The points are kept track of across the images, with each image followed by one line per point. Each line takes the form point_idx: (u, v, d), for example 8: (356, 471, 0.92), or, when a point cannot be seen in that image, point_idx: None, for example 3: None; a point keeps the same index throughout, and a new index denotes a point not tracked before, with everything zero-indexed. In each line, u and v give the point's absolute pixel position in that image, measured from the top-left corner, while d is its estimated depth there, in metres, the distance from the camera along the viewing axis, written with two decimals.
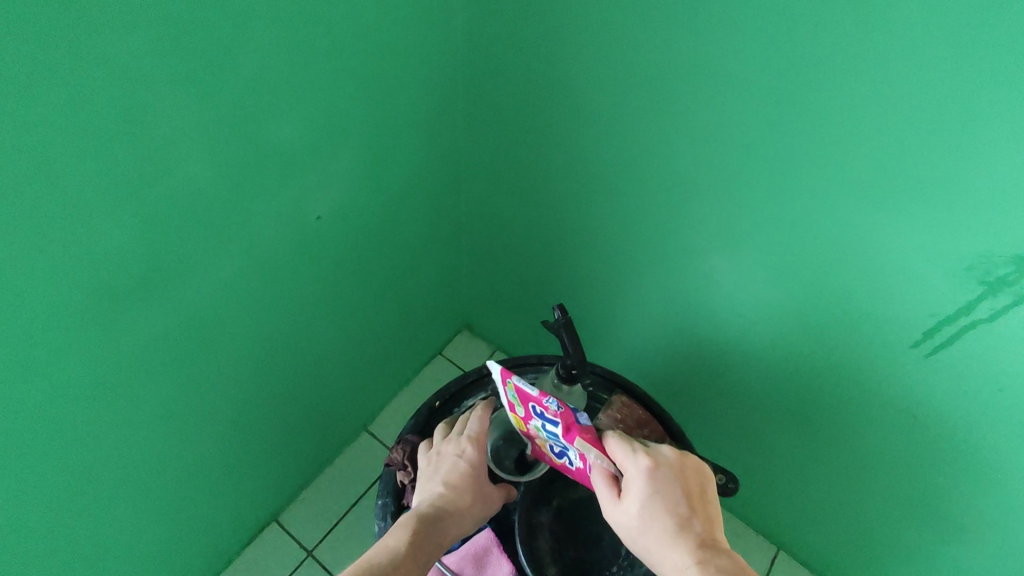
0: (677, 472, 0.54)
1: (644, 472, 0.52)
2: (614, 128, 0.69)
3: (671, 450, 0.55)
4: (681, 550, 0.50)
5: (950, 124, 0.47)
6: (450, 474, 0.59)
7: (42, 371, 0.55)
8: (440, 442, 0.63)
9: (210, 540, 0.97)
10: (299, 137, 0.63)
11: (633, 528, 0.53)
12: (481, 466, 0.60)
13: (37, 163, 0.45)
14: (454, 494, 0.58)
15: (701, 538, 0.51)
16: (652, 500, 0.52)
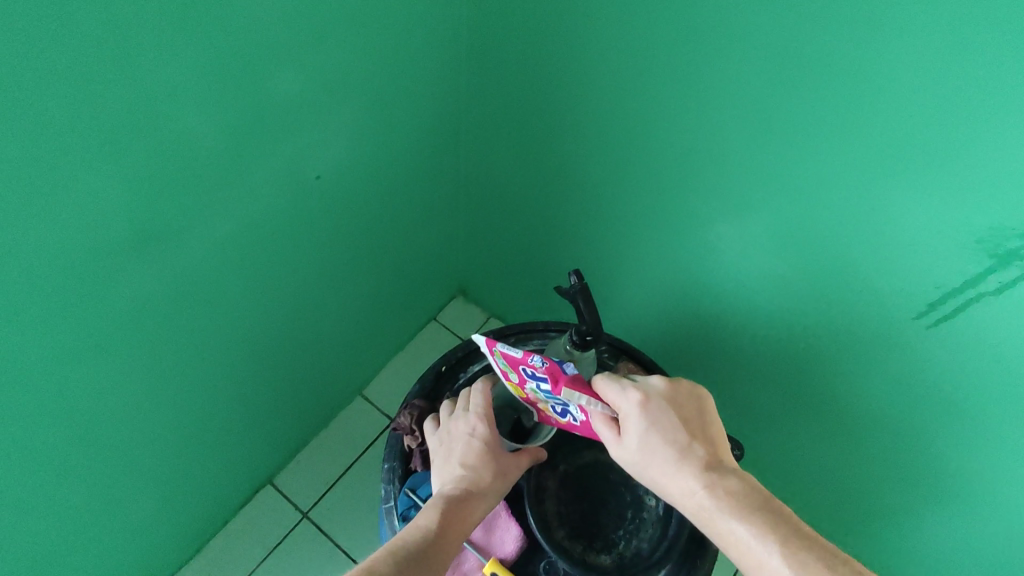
0: (672, 400, 0.55)
1: (637, 405, 0.53)
2: (626, 90, 0.66)
3: (661, 379, 0.56)
4: (688, 475, 0.52)
5: (982, 92, 0.46)
6: (467, 453, 0.59)
7: (32, 332, 0.53)
8: (448, 422, 0.62)
9: (202, 501, 0.96)
10: (299, 91, 0.60)
11: (639, 461, 0.54)
12: (495, 440, 0.60)
13: (21, 112, 0.42)
14: (473, 471, 0.58)
15: (706, 460, 0.53)
16: (650, 432, 0.53)
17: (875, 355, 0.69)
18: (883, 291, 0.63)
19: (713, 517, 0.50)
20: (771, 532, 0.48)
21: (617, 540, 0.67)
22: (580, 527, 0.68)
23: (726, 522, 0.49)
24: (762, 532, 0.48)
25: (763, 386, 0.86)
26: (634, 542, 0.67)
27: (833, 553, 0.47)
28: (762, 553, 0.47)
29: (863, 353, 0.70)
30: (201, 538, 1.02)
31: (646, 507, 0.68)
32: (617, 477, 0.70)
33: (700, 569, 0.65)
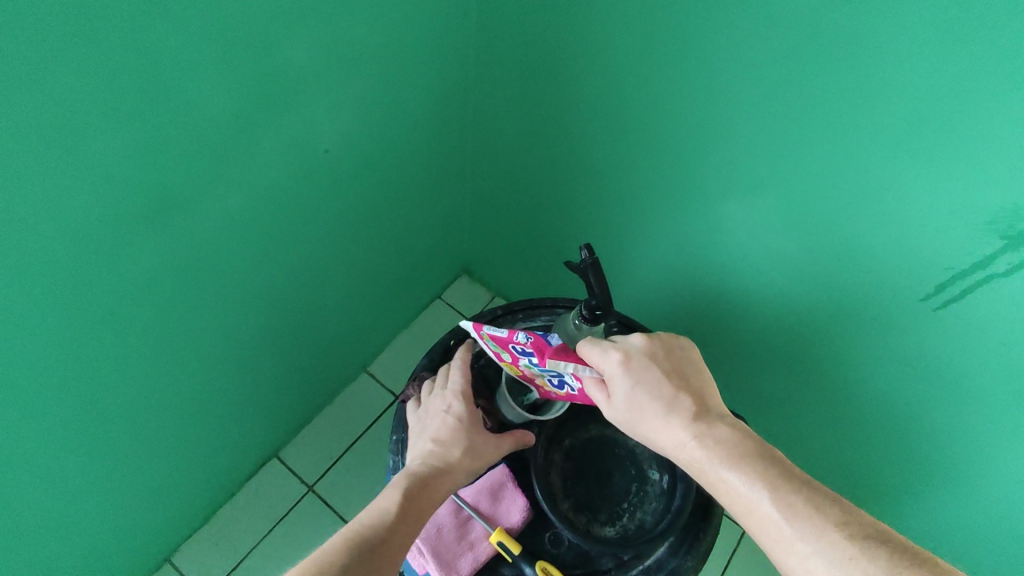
0: (653, 356, 0.56)
1: (619, 365, 0.55)
2: (638, 66, 0.65)
3: (640, 337, 0.57)
4: (677, 426, 0.53)
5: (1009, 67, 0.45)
6: (440, 429, 0.62)
7: (43, 301, 0.54)
8: (427, 400, 0.66)
9: (211, 472, 0.98)
10: (308, 63, 0.60)
11: (630, 419, 0.56)
12: (471, 416, 0.63)
13: (26, 77, 0.42)
14: (447, 446, 0.60)
15: (693, 410, 0.54)
16: (635, 389, 0.54)
17: (881, 337, 0.70)
18: (891, 273, 0.63)
19: (704, 466, 0.51)
20: (759, 476, 0.48)
21: (621, 512, 0.68)
22: (584, 499, 0.69)
23: (716, 471, 0.50)
24: (751, 477, 0.48)
25: (766, 366, 0.87)
26: (638, 515, 0.68)
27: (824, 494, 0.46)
28: (752, 498, 0.47)
29: (870, 334, 0.70)
30: (210, 509, 1.04)
31: (650, 481, 0.70)
32: (622, 451, 0.72)
33: (702, 541, 0.66)
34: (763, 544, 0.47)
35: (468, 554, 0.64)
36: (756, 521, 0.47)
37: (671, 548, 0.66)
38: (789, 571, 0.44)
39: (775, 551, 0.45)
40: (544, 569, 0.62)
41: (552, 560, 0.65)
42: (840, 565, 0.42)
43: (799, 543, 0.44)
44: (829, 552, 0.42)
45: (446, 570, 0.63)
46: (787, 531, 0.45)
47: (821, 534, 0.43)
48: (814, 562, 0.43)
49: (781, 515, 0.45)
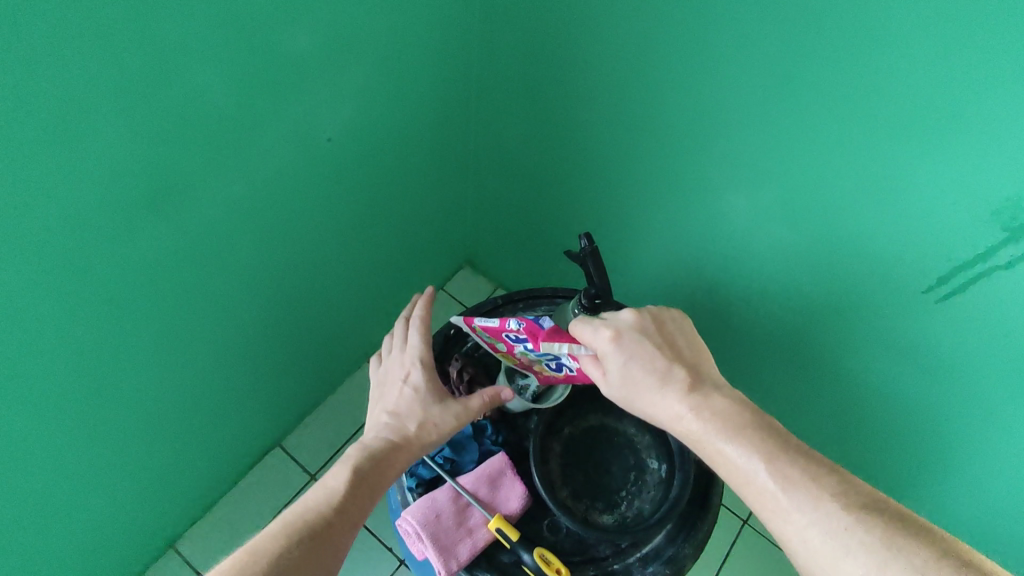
0: (645, 330, 0.57)
1: (610, 342, 0.55)
2: (642, 56, 0.65)
3: (631, 312, 0.57)
4: (671, 398, 0.54)
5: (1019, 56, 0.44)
6: (397, 400, 0.62)
7: (45, 287, 0.54)
8: (388, 365, 0.65)
9: (214, 460, 0.99)
10: (312, 50, 0.60)
11: (626, 393, 0.56)
12: (431, 388, 0.62)
13: (28, 59, 0.41)
14: (404, 419, 0.60)
15: (688, 382, 0.55)
16: (629, 365, 0.55)
17: (882, 328, 0.70)
18: (894, 264, 0.63)
19: (701, 438, 0.52)
20: (756, 447, 0.49)
21: (620, 501, 0.69)
22: (582, 487, 0.70)
23: (714, 442, 0.51)
24: (749, 448, 0.49)
25: (767, 358, 0.87)
26: (636, 503, 0.69)
27: (819, 464, 0.48)
28: (750, 470, 0.48)
29: (870, 325, 0.70)
30: (212, 497, 1.05)
31: (649, 469, 0.71)
32: (621, 440, 0.73)
33: (700, 529, 0.66)
34: (760, 513, 0.48)
35: (467, 540, 0.64)
36: (753, 492, 0.48)
37: (669, 537, 0.66)
38: (786, 539, 0.45)
39: (772, 520, 0.46)
40: (543, 555, 0.62)
41: (551, 547, 0.66)
42: (836, 534, 0.43)
43: (796, 513, 0.45)
44: (826, 522, 0.43)
45: (445, 555, 0.63)
46: (783, 502, 0.46)
47: (818, 504, 0.44)
48: (810, 531, 0.44)
49: (778, 486, 0.46)
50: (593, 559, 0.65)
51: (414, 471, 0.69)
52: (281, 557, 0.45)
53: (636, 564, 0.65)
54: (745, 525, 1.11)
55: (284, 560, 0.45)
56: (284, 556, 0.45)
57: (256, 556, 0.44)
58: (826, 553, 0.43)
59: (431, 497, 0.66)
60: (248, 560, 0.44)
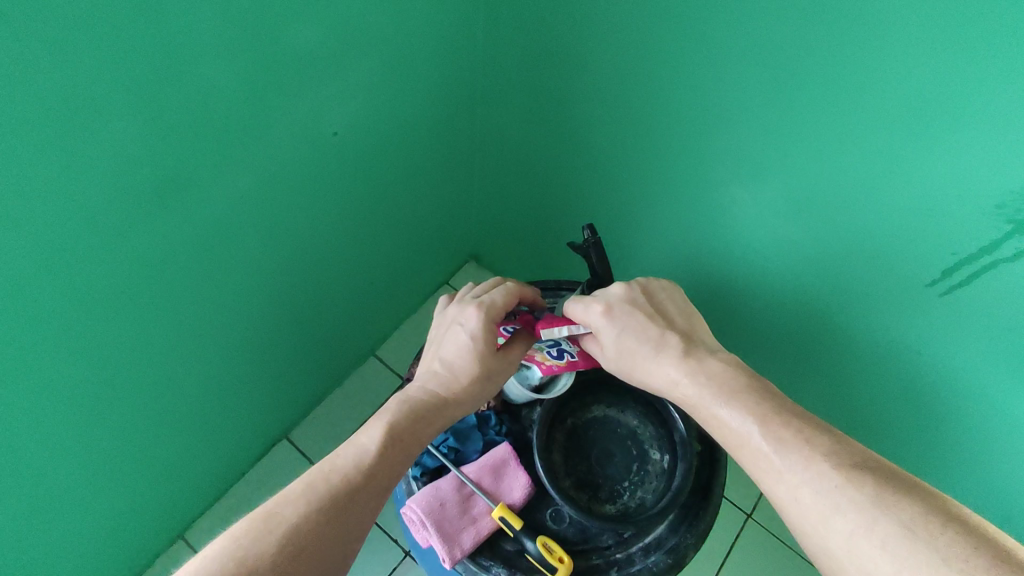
0: (635, 302, 0.60)
1: (602, 317, 0.58)
2: (645, 50, 0.65)
3: (620, 286, 0.61)
4: (667, 362, 0.56)
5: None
6: (451, 349, 0.62)
7: (57, 277, 0.55)
8: (454, 306, 0.65)
9: (221, 452, 1.00)
10: (317, 45, 0.60)
11: (624, 360, 0.59)
12: (487, 343, 0.61)
13: (35, 53, 0.42)
14: (456, 373, 0.62)
15: (682, 347, 0.57)
16: (622, 336, 0.58)
17: (884, 321, 0.70)
18: (896, 256, 0.63)
19: (700, 402, 0.53)
20: (749, 409, 0.50)
21: (622, 491, 0.70)
22: (585, 477, 0.70)
23: (710, 408, 0.52)
24: (743, 413, 0.50)
25: (770, 352, 0.88)
26: (638, 493, 0.70)
27: (815, 428, 0.48)
28: (744, 433, 0.49)
29: (873, 317, 0.71)
30: (220, 488, 1.06)
31: (651, 460, 0.71)
32: (624, 431, 0.73)
33: (702, 519, 0.67)
34: (756, 476, 0.48)
35: (471, 529, 0.65)
36: (750, 455, 0.48)
37: (671, 526, 0.67)
38: (780, 500, 0.45)
39: (766, 482, 0.47)
40: (545, 543, 0.63)
41: (554, 536, 0.67)
42: (825, 492, 0.42)
43: (788, 473, 0.45)
44: (816, 481, 0.43)
45: (449, 543, 0.63)
46: (776, 463, 0.46)
47: (808, 464, 0.44)
48: (801, 490, 0.44)
49: (770, 448, 0.47)
50: (596, 547, 0.66)
51: (419, 460, 0.71)
52: (302, 518, 0.46)
53: (639, 554, 0.66)
54: (749, 519, 1.11)
55: (305, 523, 0.46)
56: (306, 517, 0.46)
57: (282, 510, 0.46)
58: (816, 511, 0.42)
59: (435, 487, 0.67)
60: (268, 521, 0.45)
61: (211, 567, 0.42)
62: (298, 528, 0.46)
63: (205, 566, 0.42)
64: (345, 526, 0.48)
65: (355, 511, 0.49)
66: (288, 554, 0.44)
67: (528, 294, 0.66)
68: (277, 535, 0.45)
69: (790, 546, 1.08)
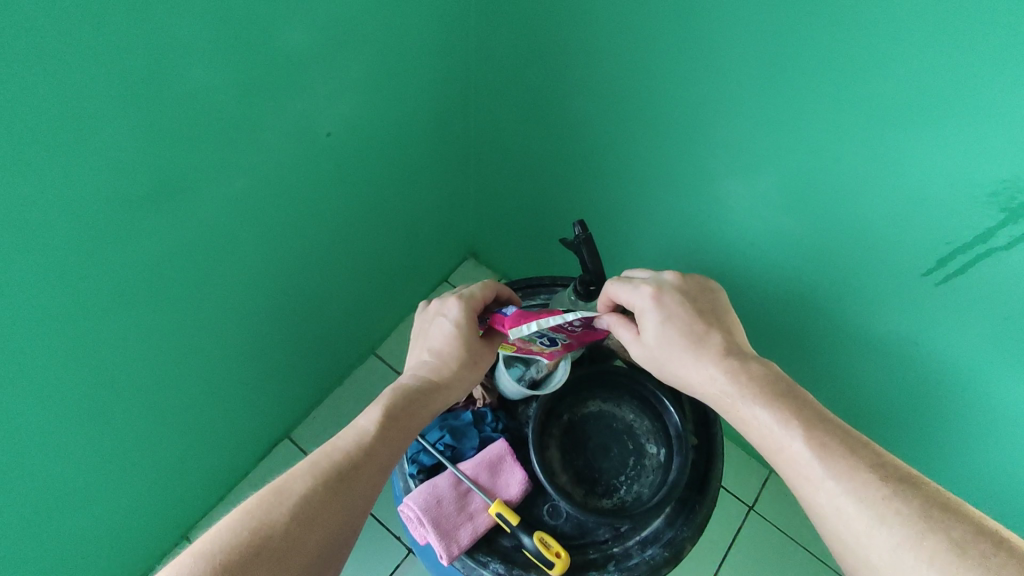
0: (685, 294, 0.60)
1: (650, 298, 0.58)
2: (636, 46, 0.65)
3: (673, 275, 0.61)
4: (701, 357, 0.56)
5: (1018, 33, 0.43)
6: (437, 339, 0.64)
7: (54, 283, 0.55)
8: (432, 301, 0.67)
9: (224, 453, 1.01)
10: (308, 47, 0.60)
11: (661, 350, 0.58)
12: (470, 327, 0.63)
13: (27, 64, 0.42)
14: (443, 359, 0.62)
15: (724, 347, 0.57)
16: (666, 323, 0.58)
17: (881, 312, 0.70)
18: (889, 247, 0.63)
19: (731, 400, 0.54)
20: (793, 416, 0.50)
21: (618, 486, 0.70)
22: (583, 472, 0.71)
23: (747, 406, 0.52)
24: (782, 416, 0.50)
25: (767, 344, 0.88)
26: (636, 487, 0.70)
27: (853, 438, 0.48)
28: (784, 436, 0.49)
29: (870, 308, 0.71)
30: (223, 489, 1.07)
31: (648, 454, 0.72)
32: (620, 426, 0.74)
33: (699, 512, 0.67)
34: (792, 481, 0.49)
35: (468, 525, 0.65)
36: (788, 461, 0.49)
37: (668, 520, 0.67)
38: (819, 508, 0.46)
39: (804, 487, 0.47)
40: (543, 538, 0.64)
41: (552, 531, 0.67)
42: (870, 504, 0.43)
43: (829, 481, 0.45)
44: (860, 492, 0.44)
45: (447, 539, 0.64)
46: (817, 469, 0.46)
47: (852, 474, 0.45)
48: (843, 499, 0.44)
49: (813, 455, 0.47)
50: (593, 542, 0.66)
51: (416, 458, 0.71)
52: (309, 495, 0.47)
53: (636, 547, 0.66)
54: (751, 511, 1.11)
55: (311, 500, 0.46)
56: (312, 494, 0.47)
57: (286, 488, 0.47)
58: (859, 521, 0.43)
59: (432, 484, 0.67)
60: (274, 498, 0.46)
61: (223, 545, 0.42)
62: (305, 503, 0.46)
63: (217, 544, 0.42)
64: (351, 502, 0.48)
65: (359, 487, 0.49)
66: (297, 530, 0.44)
67: (502, 289, 0.68)
68: (284, 511, 0.45)
69: (789, 537, 1.09)
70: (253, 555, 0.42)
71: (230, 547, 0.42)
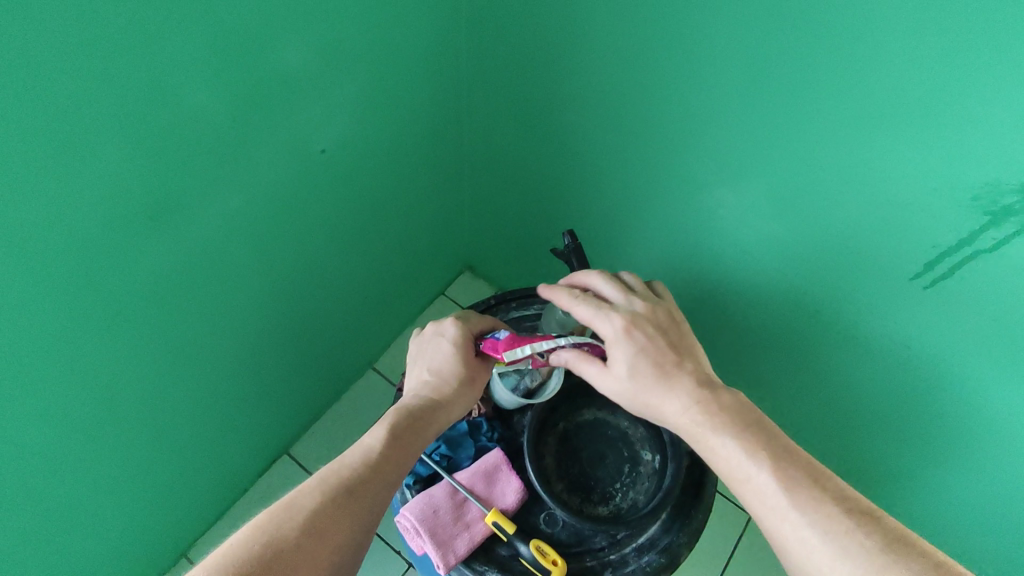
0: (656, 325, 0.58)
1: (620, 330, 0.57)
2: (623, 60, 0.66)
3: (643, 304, 0.60)
4: (672, 391, 0.55)
5: (987, 39, 0.45)
6: (436, 358, 0.65)
7: (54, 301, 0.56)
8: (425, 326, 0.69)
9: (223, 470, 1.01)
10: (302, 68, 0.62)
11: (629, 385, 0.57)
12: (468, 345, 0.65)
13: (29, 86, 0.44)
14: (443, 378, 0.63)
15: (697, 377, 0.56)
16: (637, 355, 0.57)
17: (871, 316, 0.70)
18: (875, 250, 0.64)
19: (705, 433, 0.53)
20: (761, 447, 0.50)
21: (614, 493, 0.70)
22: (578, 480, 0.71)
23: (718, 438, 0.52)
24: (750, 448, 0.50)
25: (761, 351, 0.88)
26: (631, 494, 0.70)
27: (816, 472, 0.49)
28: (751, 468, 0.49)
29: (858, 313, 0.71)
30: (222, 506, 1.07)
31: (643, 461, 0.72)
32: (615, 433, 0.74)
33: (694, 518, 0.67)
34: (756, 511, 0.49)
35: (465, 534, 0.65)
36: (753, 491, 0.49)
37: (664, 526, 0.67)
38: (781, 539, 0.46)
39: (768, 518, 0.47)
40: (539, 547, 0.64)
41: (549, 539, 0.67)
42: (833, 535, 0.44)
43: (793, 512, 0.46)
44: (824, 524, 0.44)
45: (443, 549, 0.64)
46: (783, 500, 0.47)
47: (817, 506, 0.46)
48: (808, 531, 0.45)
49: (779, 487, 0.47)
50: (589, 549, 0.66)
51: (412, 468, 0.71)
52: (319, 509, 0.47)
53: (633, 554, 0.66)
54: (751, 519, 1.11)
55: (323, 515, 0.47)
56: (322, 509, 0.47)
57: (296, 505, 0.47)
58: (823, 553, 0.43)
59: (428, 493, 0.67)
60: (285, 513, 0.46)
61: (239, 560, 0.42)
62: (317, 518, 0.46)
63: (233, 559, 0.42)
64: (361, 517, 0.48)
65: (367, 501, 0.50)
66: (310, 544, 0.45)
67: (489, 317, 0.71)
68: (297, 525, 0.45)
69: None
70: (267, 569, 0.42)
71: (246, 561, 0.42)
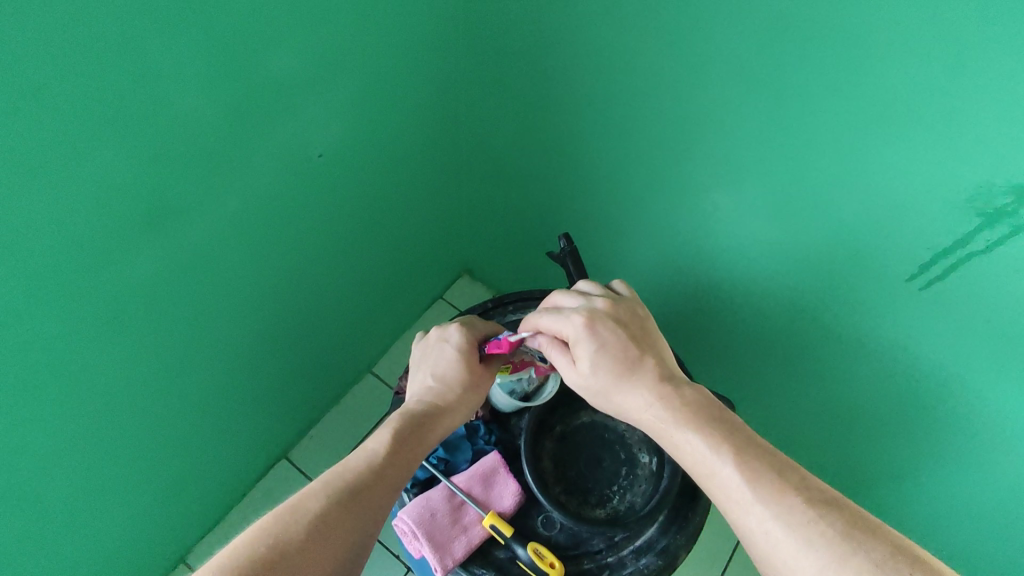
0: (618, 322, 0.58)
1: (582, 328, 0.57)
2: (619, 63, 0.67)
3: (604, 301, 0.60)
4: (635, 386, 0.56)
5: (978, 40, 0.45)
6: (439, 364, 0.64)
7: (50, 305, 0.56)
8: (428, 331, 0.68)
9: (221, 474, 1.01)
10: (299, 73, 0.62)
11: (593, 381, 0.58)
12: (472, 351, 0.64)
13: (25, 90, 0.44)
14: (447, 384, 0.63)
15: (659, 373, 0.57)
16: (600, 352, 0.57)
17: (868, 317, 0.70)
18: (869, 251, 0.64)
19: (667, 428, 0.54)
20: (723, 441, 0.50)
21: (612, 495, 0.71)
22: (575, 483, 0.71)
23: (681, 433, 0.53)
24: (714, 443, 0.50)
25: (758, 353, 0.89)
26: (628, 497, 0.71)
27: (780, 464, 0.48)
28: (714, 463, 0.49)
29: (854, 315, 0.71)
30: (220, 511, 1.06)
31: (640, 463, 0.72)
32: (613, 435, 0.74)
33: (691, 520, 0.67)
34: (722, 504, 0.49)
35: (462, 538, 0.65)
36: (718, 485, 0.49)
37: (661, 528, 0.67)
38: (749, 533, 0.46)
39: (734, 511, 0.47)
40: (536, 550, 0.64)
41: (546, 542, 0.67)
42: (796, 526, 0.43)
43: (758, 505, 0.45)
44: (787, 515, 0.44)
45: (441, 552, 0.64)
46: (746, 493, 0.46)
47: (780, 498, 0.45)
48: (772, 523, 0.44)
49: (743, 480, 0.47)
50: (586, 552, 0.66)
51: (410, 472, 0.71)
52: (322, 514, 0.47)
53: (630, 557, 0.66)
54: None
55: (325, 520, 0.46)
56: (324, 513, 0.47)
57: (299, 510, 0.47)
58: (788, 544, 0.43)
59: (426, 497, 0.67)
60: (289, 516, 0.46)
61: (242, 563, 0.42)
62: (320, 523, 0.46)
63: (236, 562, 0.42)
64: (362, 522, 0.48)
65: (370, 507, 0.50)
66: (313, 549, 0.44)
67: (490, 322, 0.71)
68: (300, 530, 0.45)
69: None
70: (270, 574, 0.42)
71: (249, 565, 0.42)
